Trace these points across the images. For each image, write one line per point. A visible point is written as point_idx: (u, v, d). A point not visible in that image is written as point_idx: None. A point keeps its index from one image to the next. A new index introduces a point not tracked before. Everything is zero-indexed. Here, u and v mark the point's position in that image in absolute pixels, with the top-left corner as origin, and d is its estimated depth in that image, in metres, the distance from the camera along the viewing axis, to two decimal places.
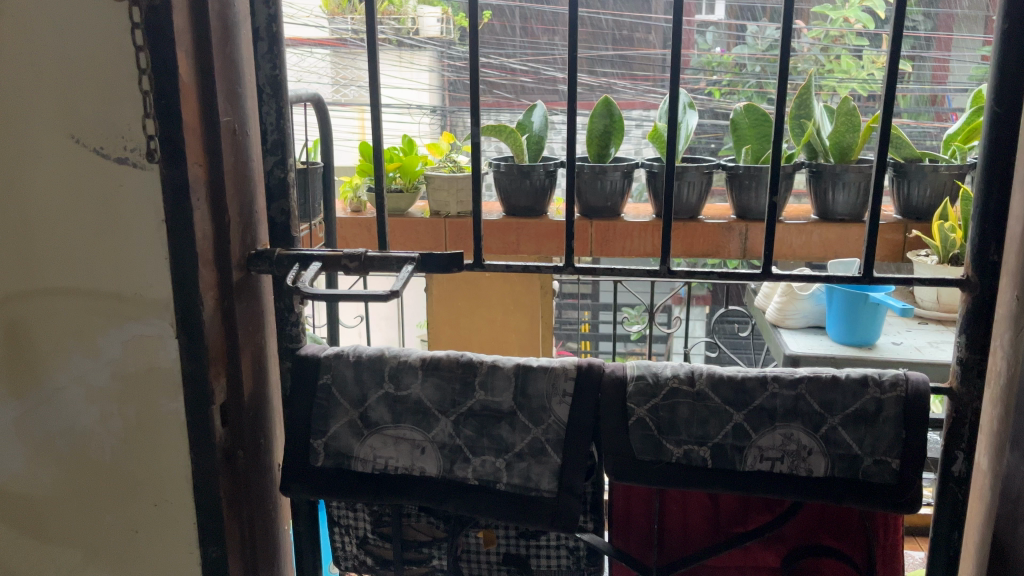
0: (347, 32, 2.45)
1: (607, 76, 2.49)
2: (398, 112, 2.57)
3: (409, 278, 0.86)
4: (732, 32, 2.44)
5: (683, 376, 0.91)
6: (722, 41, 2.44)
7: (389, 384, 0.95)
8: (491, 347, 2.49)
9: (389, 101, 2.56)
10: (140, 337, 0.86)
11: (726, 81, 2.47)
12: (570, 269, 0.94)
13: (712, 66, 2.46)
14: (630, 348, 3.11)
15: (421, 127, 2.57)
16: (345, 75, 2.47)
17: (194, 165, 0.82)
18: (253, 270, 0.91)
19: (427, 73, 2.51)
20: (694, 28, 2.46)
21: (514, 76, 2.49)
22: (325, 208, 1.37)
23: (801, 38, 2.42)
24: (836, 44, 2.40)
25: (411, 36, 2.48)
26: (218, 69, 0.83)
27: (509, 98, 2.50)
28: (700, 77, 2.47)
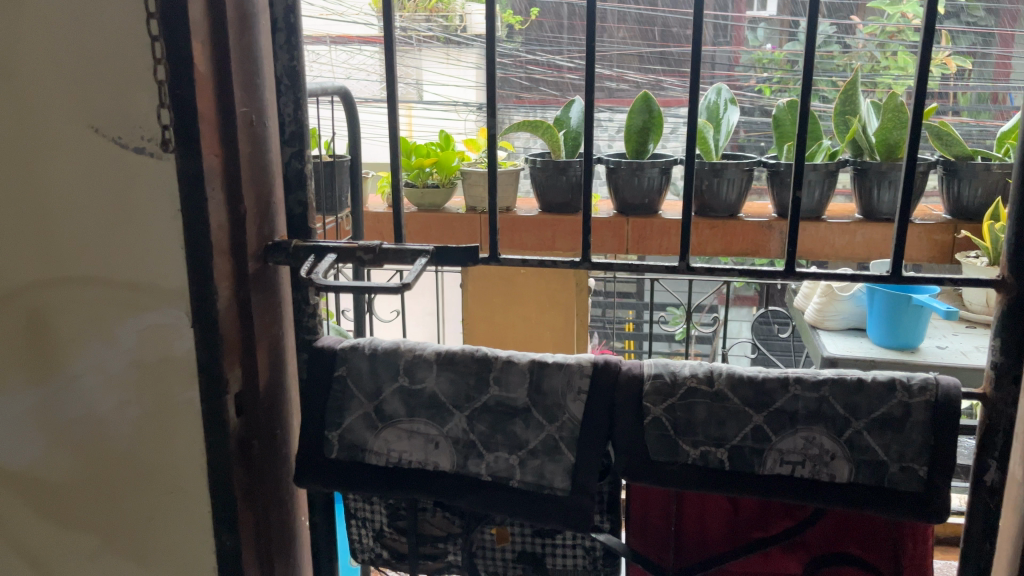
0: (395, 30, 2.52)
1: (653, 73, 2.45)
2: (443, 110, 2.52)
3: (423, 271, 0.86)
4: (784, 29, 2.39)
5: (701, 376, 0.88)
6: (774, 37, 2.39)
7: (403, 377, 0.94)
8: (525, 344, 2.48)
9: (433, 98, 2.52)
10: (157, 326, 0.87)
11: (777, 79, 2.40)
12: (587, 265, 0.92)
13: (763, 63, 2.40)
14: (675, 349, 3.06)
15: (467, 125, 2.54)
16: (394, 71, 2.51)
17: (210, 155, 0.82)
18: (270, 261, 0.92)
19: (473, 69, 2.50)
20: (744, 25, 2.39)
21: (561, 73, 2.47)
22: (353, 204, 1.36)
23: (856, 34, 2.37)
24: (893, 40, 2.36)
25: (459, 33, 2.50)
26: (235, 60, 0.84)
27: (556, 95, 2.47)
28: (750, 75, 2.41)
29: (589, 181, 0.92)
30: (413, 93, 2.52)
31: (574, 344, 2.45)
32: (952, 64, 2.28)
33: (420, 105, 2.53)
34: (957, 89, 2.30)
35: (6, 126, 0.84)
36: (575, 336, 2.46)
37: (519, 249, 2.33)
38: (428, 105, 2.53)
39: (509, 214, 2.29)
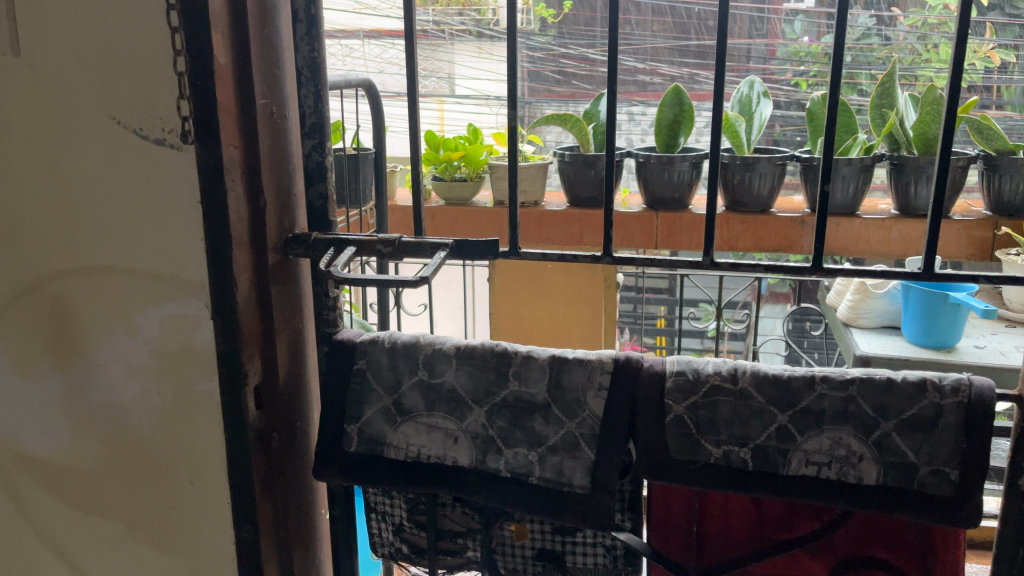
0: (429, 23, 2.50)
1: (689, 67, 2.45)
2: (474, 104, 2.53)
3: (441, 265, 0.85)
4: (822, 21, 2.33)
5: (725, 373, 0.86)
6: (812, 30, 2.33)
7: (423, 371, 0.93)
8: (553, 339, 2.46)
9: (465, 92, 2.53)
10: (177, 317, 0.87)
11: (813, 72, 2.38)
12: (607, 259, 0.89)
13: (800, 56, 2.36)
14: (706, 346, 3.00)
15: (498, 119, 2.57)
16: (427, 66, 2.52)
17: (229, 147, 0.82)
18: (290, 254, 0.91)
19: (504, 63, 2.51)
20: (781, 17, 2.35)
21: (593, 67, 2.46)
22: (379, 197, 1.35)
23: (897, 26, 2.32)
24: (935, 32, 2.30)
25: (491, 26, 2.48)
26: (256, 51, 0.83)
27: (587, 90, 2.47)
28: (786, 68, 2.39)
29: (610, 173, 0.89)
30: (444, 87, 2.53)
31: (601, 340, 2.43)
32: (994, 57, 2.21)
33: (452, 99, 2.53)
34: (1001, 83, 2.24)
35: (31, 117, 0.85)
36: (602, 331, 2.43)
37: (546, 243, 2.33)
38: (460, 99, 2.54)
39: (535, 209, 2.28)
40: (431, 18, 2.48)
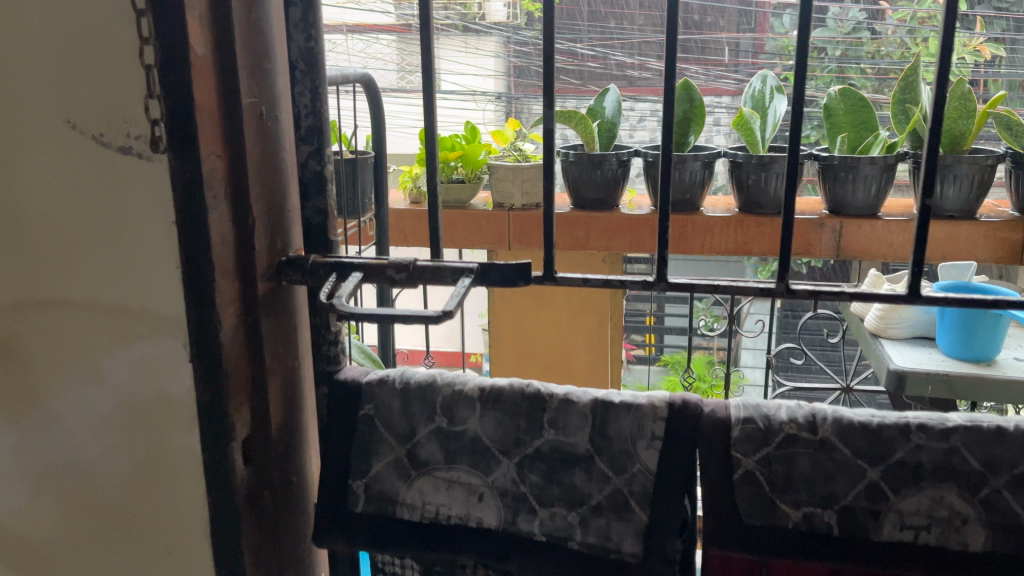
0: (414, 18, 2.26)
1: (677, 61, 2.29)
2: (462, 98, 2.37)
3: (466, 295, 0.72)
4: (812, 15, 2.22)
5: (802, 421, 0.73)
6: None
7: (441, 417, 0.79)
8: (557, 347, 2.33)
9: (451, 87, 2.36)
10: (151, 361, 0.73)
11: (804, 66, 2.26)
12: (662, 285, 0.74)
13: (789, 50, 2.25)
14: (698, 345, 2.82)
15: (486, 116, 2.40)
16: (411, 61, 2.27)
17: (210, 155, 0.68)
18: (284, 281, 0.77)
19: (492, 58, 2.33)
20: (769, 11, 2.23)
21: (582, 62, 2.31)
22: (377, 210, 1.21)
23: (885, 20, 2.20)
24: (923, 26, 2.22)
25: (477, 21, 2.32)
26: (242, 40, 0.69)
27: (576, 85, 2.32)
28: (776, 63, 2.26)
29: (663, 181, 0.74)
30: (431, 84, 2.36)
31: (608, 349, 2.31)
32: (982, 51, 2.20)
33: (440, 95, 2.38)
34: (989, 78, 2.21)
35: None
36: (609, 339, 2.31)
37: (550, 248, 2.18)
38: (445, 94, 2.37)
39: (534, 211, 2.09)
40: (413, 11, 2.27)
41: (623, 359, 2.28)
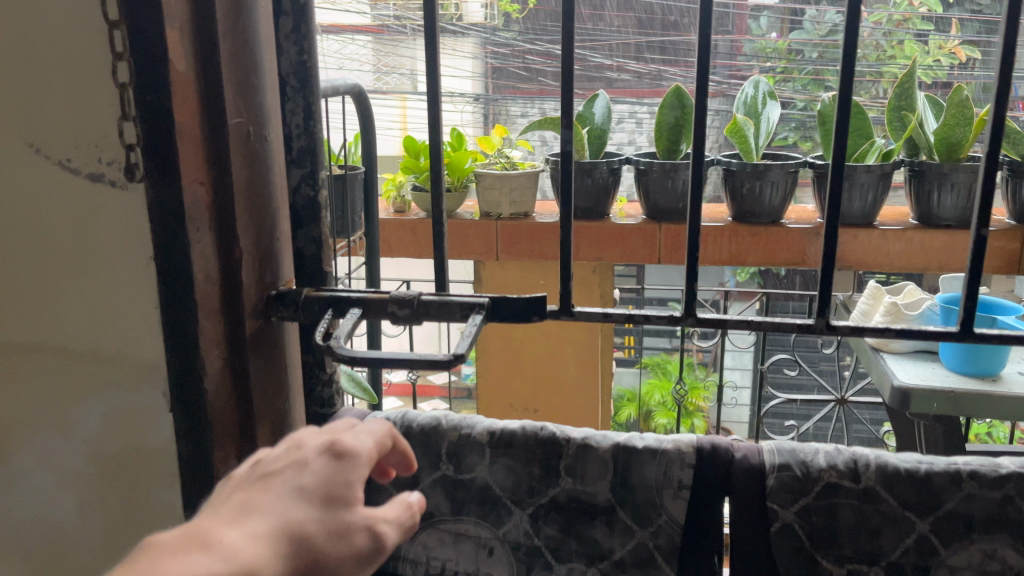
0: (390, 18, 2.04)
1: (654, 63, 2.08)
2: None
3: (477, 335, 0.65)
4: (787, 16, 2.06)
5: (843, 467, 0.67)
6: (777, 26, 2.06)
7: (447, 464, 0.73)
8: (545, 360, 2.20)
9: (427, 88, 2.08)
10: (127, 411, 0.66)
11: (779, 69, 2.09)
12: (691, 321, 0.68)
13: (766, 53, 2.08)
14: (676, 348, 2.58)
15: (464, 118, 2.17)
16: (388, 62, 2.05)
17: (193, 183, 0.61)
18: (272, 317, 0.70)
19: (470, 59, 2.12)
20: (746, 12, 2.05)
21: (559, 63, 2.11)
22: (366, 233, 1.13)
23: (862, 22, 2.06)
24: (900, 28, 2.05)
25: (454, 22, 2.10)
26: (229, 54, 0.62)
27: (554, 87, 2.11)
28: (753, 65, 2.09)
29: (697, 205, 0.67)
30: (406, 84, 2.05)
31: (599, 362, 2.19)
32: (960, 54, 2.07)
33: (414, 97, 2.06)
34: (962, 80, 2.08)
35: None
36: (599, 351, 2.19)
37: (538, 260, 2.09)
38: None
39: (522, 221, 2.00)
40: (391, 11, 2.03)
41: (614, 374, 2.17)
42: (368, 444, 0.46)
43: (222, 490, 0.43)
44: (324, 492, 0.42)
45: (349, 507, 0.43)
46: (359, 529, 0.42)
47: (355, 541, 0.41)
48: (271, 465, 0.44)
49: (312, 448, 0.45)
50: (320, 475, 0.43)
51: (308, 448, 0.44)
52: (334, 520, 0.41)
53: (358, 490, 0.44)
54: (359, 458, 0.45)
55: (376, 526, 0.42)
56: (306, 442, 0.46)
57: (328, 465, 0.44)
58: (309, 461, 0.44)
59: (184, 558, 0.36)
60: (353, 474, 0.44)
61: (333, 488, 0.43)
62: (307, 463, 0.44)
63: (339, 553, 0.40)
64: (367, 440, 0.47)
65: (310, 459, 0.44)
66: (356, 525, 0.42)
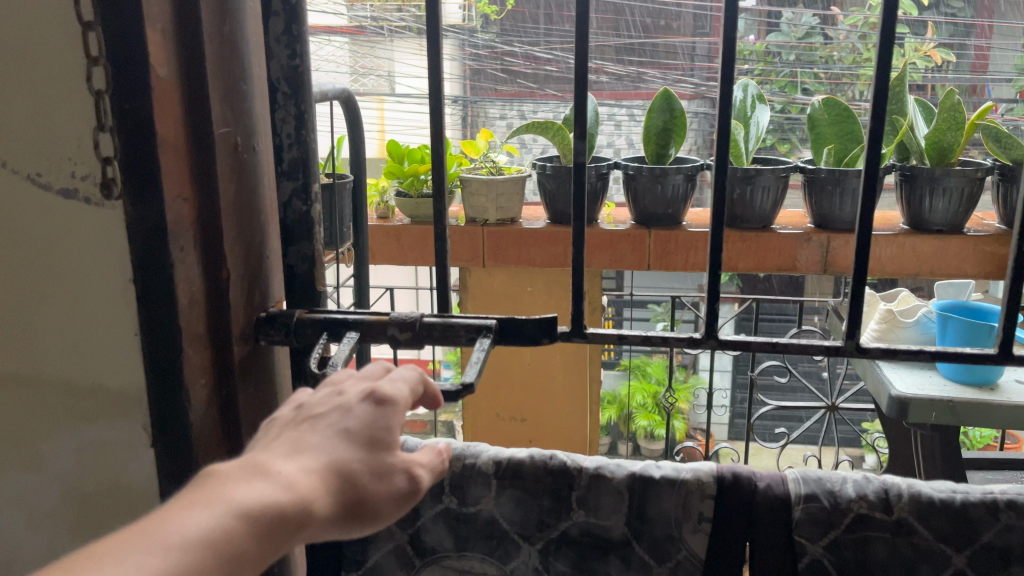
0: (367, 19, 1.92)
1: (635, 65, 1.98)
2: (415, 104, 1.96)
3: (485, 361, 0.60)
4: (763, 19, 1.94)
5: (873, 497, 0.63)
6: (753, 28, 1.94)
7: (450, 497, 0.68)
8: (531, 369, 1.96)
9: (406, 90, 1.94)
10: (105, 446, 0.61)
11: (758, 71, 1.97)
12: (712, 343, 0.64)
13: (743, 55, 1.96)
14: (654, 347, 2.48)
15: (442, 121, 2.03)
16: (365, 64, 1.91)
17: (177, 199, 0.56)
18: (263, 342, 0.65)
19: (448, 61, 2.00)
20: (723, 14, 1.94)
21: (538, 65, 1.99)
22: (354, 245, 1.07)
23: (837, 25, 1.96)
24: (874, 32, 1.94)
25: None
26: (215, 58, 0.57)
27: (532, 89, 2.00)
28: None
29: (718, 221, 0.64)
30: (384, 85, 1.92)
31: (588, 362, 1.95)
32: (935, 57, 1.94)
33: (392, 99, 1.94)
34: (934, 82, 1.96)
35: None
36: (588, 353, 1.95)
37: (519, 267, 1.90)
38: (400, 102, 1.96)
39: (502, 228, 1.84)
40: (368, 12, 1.90)
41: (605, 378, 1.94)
42: (406, 393, 0.46)
43: (267, 429, 0.43)
44: (366, 437, 0.42)
45: (391, 451, 0.42)
46: (401, 468, 0.42)
47: (396, 483, 0.42)
48: (315, 406, 0.44)
49: (356, 393, 0.44)
50: (364, 420, 0.43)
51: (350, 395, 0.44)
52: (378, 457, 0.42)
53: (397, 434, 0.43)
54: (400, 403, 0.44)
55: (417, 467, 0.43)
56: (346, 388, 0.46)
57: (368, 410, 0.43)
58: (352, 407, 0.43)
59: (241, 487, 0.37)
60: (394, 419, 0.44)
61: (376, 433, 0.42)
62: (349, 408, 0.43)
63: (381, 491, 0.41)
64: (404, 388, 0.47)
65: (352, 405, 0.43)
66: (397, 468, 0.42)
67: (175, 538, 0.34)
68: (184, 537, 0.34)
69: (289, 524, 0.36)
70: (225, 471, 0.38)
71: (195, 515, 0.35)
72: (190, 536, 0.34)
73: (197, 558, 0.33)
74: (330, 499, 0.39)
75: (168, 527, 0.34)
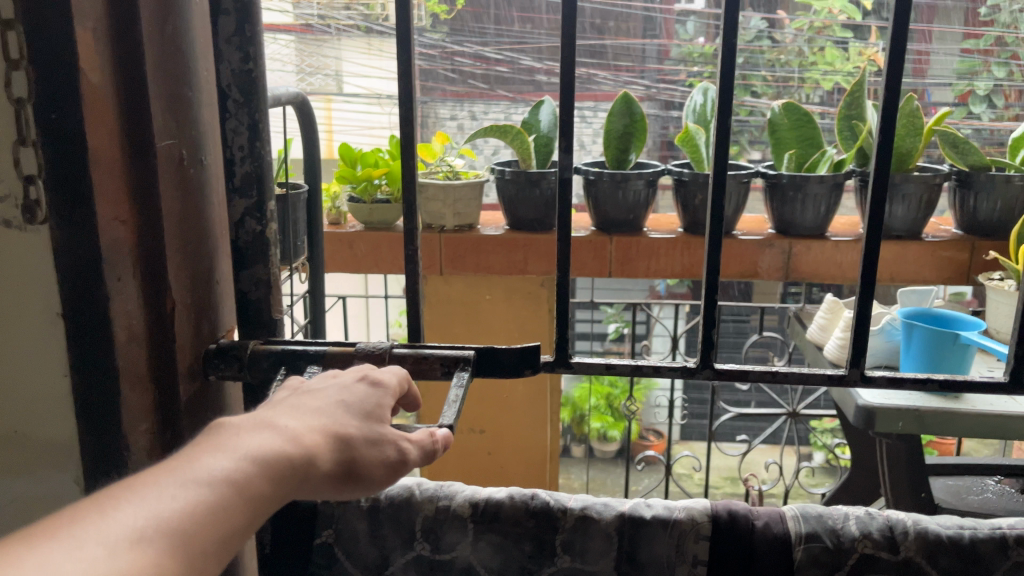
0: (314, 16, 1.72)
1: (585, 67, 1.74)
2: (364, 105, 1.79)
3: (463, 400, 0.54)
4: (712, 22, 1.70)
5: (878, 535, 0.59)
6: (703, 30, 1.69)
7: (423, 543, 0.62)
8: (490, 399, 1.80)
9: (354, 90, 1.78)
10: (34, 499, 0.54)
11: (708, 75, 1.74)
12: (707, 373, 0.60)
13: (693, 58, 1.72)
14: (607, 348, 2.29)
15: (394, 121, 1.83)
16: (312, 62, 1.76)
17: (114, 222, 0.49)
18: (212, 377, 0.58)
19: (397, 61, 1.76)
20: (672, 16, 1.69)
21: (489, 66, 1.75)
22: (309, 257, 1.00)
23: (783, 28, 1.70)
24: (821, 35, 1.70)
25: (383, 22, 1.73)
26: (156, 63, 0.51)
27: (483, 91, 1.77)
28: (680, 69, 1.74)
29: (714, 245, 0.61)
30: (331, 85, 1.77)
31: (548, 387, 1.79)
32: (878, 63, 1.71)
33: (340, 99, 1.79)
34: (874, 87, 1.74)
35: None
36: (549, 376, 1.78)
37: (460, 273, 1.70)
38: (347, 100, 1.79)
39: (452, 234, 1.67)
40: (314, 9, 1.71)
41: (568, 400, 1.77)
42: (393, 377, 0.50)
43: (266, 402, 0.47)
44: (362, 411, 0.46)
45: (381, 425, 0.47)
46: (388, 442, 0.46)
47: (386, 451, 0.46)
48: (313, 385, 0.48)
49: (349, 377, 0.49)
50: (363, 399, 0.47)
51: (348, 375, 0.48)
52: (370, 431, 0.46)
53: (386, 412, 0.48)
54: (388, 387, 0.49)
55: (400, 443, 0.47)
56: (341, 371, 0.51)
57: (364, 390, 0.48)
58: (353, 387, 0.48)
59: (252, 437, 0.40)
60: (385, 399, 0.48)
61: (369, 407, 0.47)
62: (347, 386, 0.48)
63: (374, 458, 0.44)
64: (391, 374, 0.51)
65: (352, 384, 0.48)
66: (387, 439, 0.46)
67: (203, 475, 0.37)
68: (213, 474, 0.37)
69: (298, 471, 0.40)
70: (237, 425, 0.42)
71: (214, 462, 0.38)
72: (216, 475, 0.37)
73: (224, 494, 0.37)
74: (329, 462, 0.42)
75: (198, 465, 0.37)
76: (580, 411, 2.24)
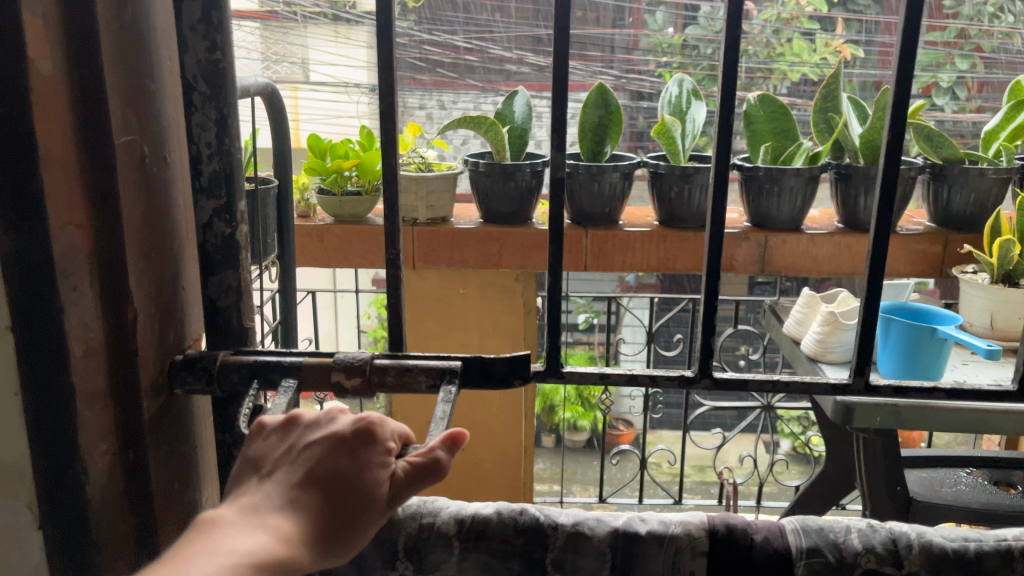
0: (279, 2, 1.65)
1: None
2: (330, 93, 1.73)
3: (449, 419, 0.50)
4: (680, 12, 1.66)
5: (881, 550, 0.57)
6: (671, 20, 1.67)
7: (406, 563, 0.59)
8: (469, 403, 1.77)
9: (320, 78, 1.72)
10: None
11: (676, 65, 1.71)
12: (705, 382, 0.58)
13: (662, 48, 1.69)
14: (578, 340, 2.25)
15: (360, 110, 1.76)
16: (277, 50, 1.70)
17: (67, 227, 0.45)
18: (177, 389, 0.54)
19: (364, 49, 1.70)
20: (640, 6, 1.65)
21: (457, 55, 1.70)
22: (279, 254, 0.95)
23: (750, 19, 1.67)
24: (788, 26, 1.66)
25: (349, 8, 1.67)
26: (114, 55, 0.47)
27: (453, 79, 1.72)
28: (649, 60, 1.70)
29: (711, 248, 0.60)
30: (298, 73, 1.71)
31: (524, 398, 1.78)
32: (844, 54, 1.67)
33: (307, 87, 1.74)
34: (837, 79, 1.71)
35: None
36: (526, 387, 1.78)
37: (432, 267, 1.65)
38: (313, 87, 1.73)
39: (424, 226, 1.62)
40: None
41: (546, 407, 1.76)
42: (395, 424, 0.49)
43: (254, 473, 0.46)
44: (347, 471, 0.45)
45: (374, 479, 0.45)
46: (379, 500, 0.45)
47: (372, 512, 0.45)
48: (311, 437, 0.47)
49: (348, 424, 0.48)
50: (357, 453, 0.46)
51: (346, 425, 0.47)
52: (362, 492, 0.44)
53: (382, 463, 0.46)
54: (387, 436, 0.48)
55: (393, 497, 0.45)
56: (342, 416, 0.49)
57: (359, 448, 0.46)
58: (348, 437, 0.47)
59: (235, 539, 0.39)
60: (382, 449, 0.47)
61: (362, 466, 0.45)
62: (344, 438, 0.47)
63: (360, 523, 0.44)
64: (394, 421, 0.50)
65: (347, 439, 0.46)
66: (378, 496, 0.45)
67: None
68: None
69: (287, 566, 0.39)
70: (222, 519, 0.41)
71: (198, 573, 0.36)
72: None
73: None
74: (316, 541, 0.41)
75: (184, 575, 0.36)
76: (551, 402, 2.19)
